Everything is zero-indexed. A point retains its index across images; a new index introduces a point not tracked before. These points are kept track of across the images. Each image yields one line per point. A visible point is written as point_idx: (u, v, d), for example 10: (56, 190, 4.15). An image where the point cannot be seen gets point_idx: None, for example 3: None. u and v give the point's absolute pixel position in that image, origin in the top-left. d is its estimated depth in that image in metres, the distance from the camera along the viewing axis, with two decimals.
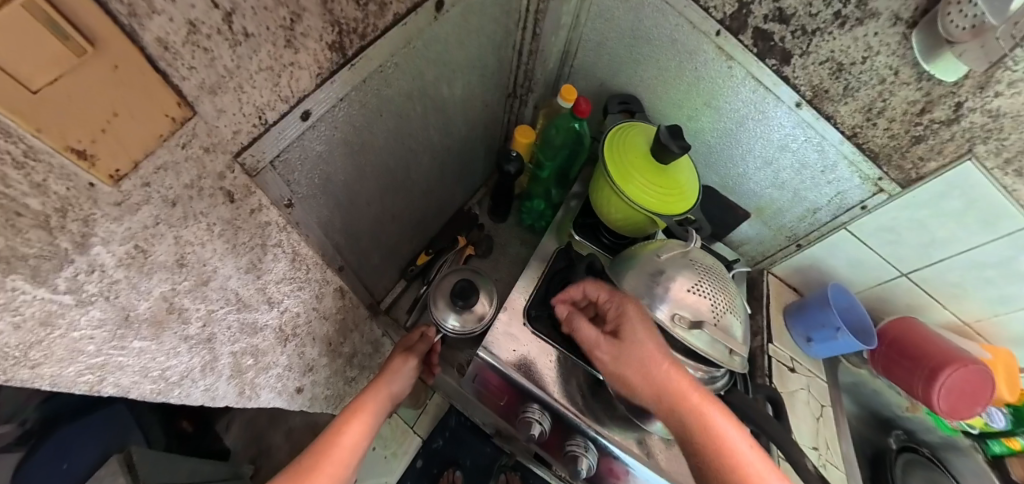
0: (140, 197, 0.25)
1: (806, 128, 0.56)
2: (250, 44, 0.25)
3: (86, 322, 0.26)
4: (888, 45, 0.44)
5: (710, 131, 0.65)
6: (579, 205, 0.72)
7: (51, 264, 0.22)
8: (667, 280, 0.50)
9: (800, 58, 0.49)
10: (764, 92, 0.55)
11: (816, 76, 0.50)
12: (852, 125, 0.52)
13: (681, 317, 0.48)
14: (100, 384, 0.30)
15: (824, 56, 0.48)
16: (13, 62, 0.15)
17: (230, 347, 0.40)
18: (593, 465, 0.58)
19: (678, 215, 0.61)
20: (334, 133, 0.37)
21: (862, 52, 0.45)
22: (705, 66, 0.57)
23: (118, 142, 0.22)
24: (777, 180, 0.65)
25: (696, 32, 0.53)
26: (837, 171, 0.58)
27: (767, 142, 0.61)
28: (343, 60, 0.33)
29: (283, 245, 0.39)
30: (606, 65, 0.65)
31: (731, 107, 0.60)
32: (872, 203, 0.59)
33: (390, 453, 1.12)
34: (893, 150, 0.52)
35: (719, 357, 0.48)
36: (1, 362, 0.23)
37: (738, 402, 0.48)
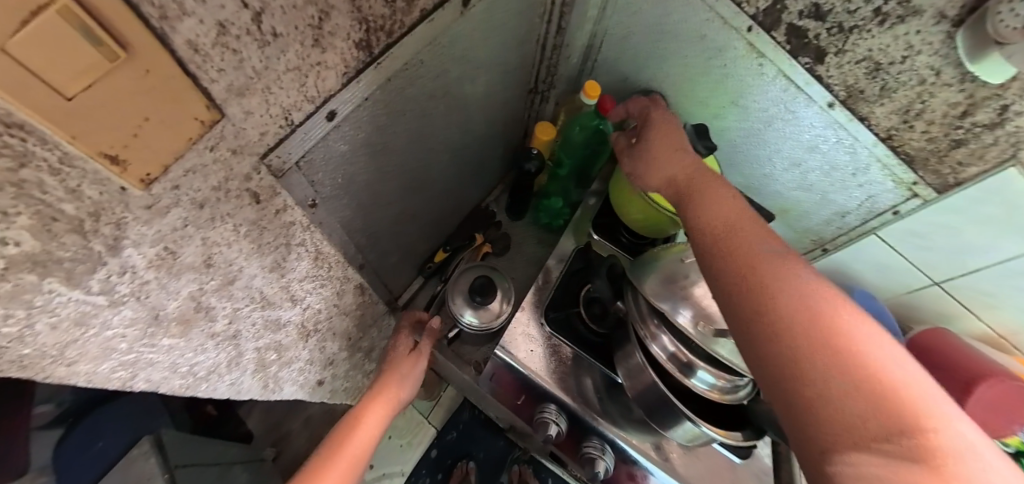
0: (169, 200, 0.25)
1: (836, 129, 0.53)
2: (278, 45, 0.24)
3: (118, 322, 0.27)
4: (930, 43, 0.40)
5: (736, 131, 0.63)
6: (597, 204, 0.71)
7: (84, 267, 0.23)
8: (690, 285, 0.48)
9: (836, 56, 0.46)
10: (795, 91, 0.52)
11: (851, 76, 0.47)
12: (887, 127, 0.49)
13: (705, 324, 0.46)
14: (131, 379, 0.31)
15: (861, 55, 0.44)
16: (45, 71, 0.15)
17: (255, 343, 0.41)
18: (611, 467, 0.58)
19: None
20: (357, 133, 0.37)
21: (902, 51, 0.42)
22: (735, 62, 0.54)
23: (147, 147, 0.21)
24: (803, 183, 0.63)
25: (727, 27, 0.50)
26: (869, 174, 0.56)
27: (795, 142, 0.58)
28: (369, 58, 0.32)
29: (306, 244, 0.39)
30: (629, 60, 0.63)
31: (759, 107, 0.57)
32: (904, 208, 0.57)
33: (404, 444, 1.15)
34: (930, 153, 0.49)
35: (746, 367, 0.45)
36: (39, 360, 0.25)
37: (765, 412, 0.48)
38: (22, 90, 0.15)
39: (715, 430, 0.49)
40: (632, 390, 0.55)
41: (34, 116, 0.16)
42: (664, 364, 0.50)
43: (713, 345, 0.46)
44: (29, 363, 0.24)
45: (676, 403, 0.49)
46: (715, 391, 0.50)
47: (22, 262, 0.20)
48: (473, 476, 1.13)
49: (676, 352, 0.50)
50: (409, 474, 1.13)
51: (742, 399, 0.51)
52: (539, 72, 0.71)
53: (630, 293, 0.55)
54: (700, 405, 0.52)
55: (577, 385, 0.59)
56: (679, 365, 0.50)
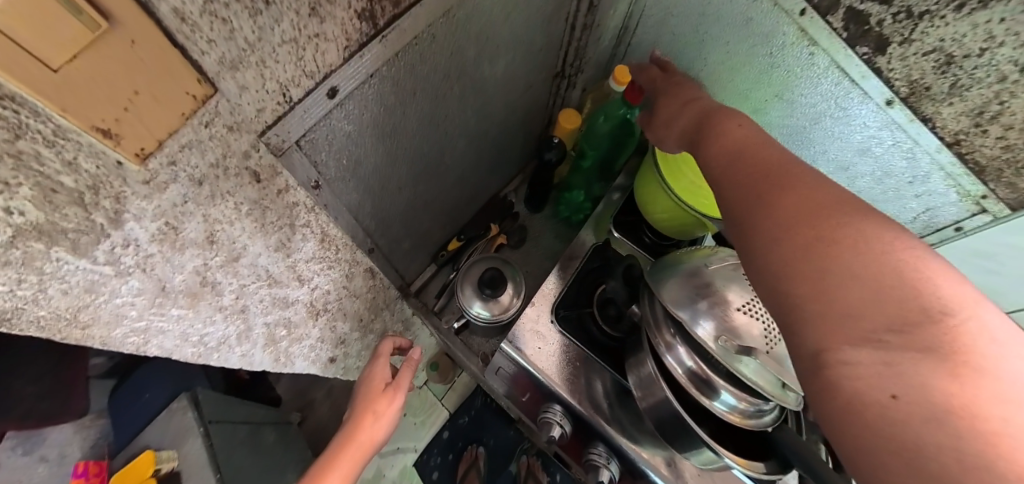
0: (167, 177, 0.25)
1: (894, 130, 0.48)
2: (271, 13, 0.23)
3: (128, 291, 0.28)
4: (1017, 34, 0.33)
5: (778, 126, 0.58)
6: (620, 199, 0.67)
7: (89, 239, 0.24)
8: (713, 294, 0.45)
9: (900, 47, 0.39)
10: (849, 85, 0.46)
11: (916, 69, 0.40)
12: (954, 130, 0.44)
13: (728, 340, 0.43)
14: (145, 345, 0.33)
15: (930, 46, 0.38)
16: (30, 42, 0.15)
17: (264, 318, 0.42)
18: (615, 476, 0.56)
19: None
20: (364, 112, 0.36)
21: (981, 43, 0.35)
22: (784, 50, 0.48)
23: (140, 122, 0.22)
24: (851, 188, 0.60)
25: (775, 10, 0.44)
26: (929, 183, 0.52)
27: (843, 143, 0.54)
28: (374, 30, 0.30)
29: (311, 226, 0.39)
30: (667, 43, 0.59)
31: (806, 101, 0.52)
32: (968, 224, 0.55)
33: (419, 422, 1.19)
34: (1004, 163, 0.44)
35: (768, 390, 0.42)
36: (56, 322, 0.26)
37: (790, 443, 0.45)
38: (10, 62, 0.15)
39: (733, 458, 0.46)
40: (645, 406, 0.52)
41: (22, 87, 0.16)
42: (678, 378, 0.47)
43: (734, 364, 0.43)
44: (47, 324, 0.26)
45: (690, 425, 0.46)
46: (735, 414, 0.47)
47: (28, 231, 0.21)
48: (481, 462, 1.15)
49: (695, 368, 0.47)
50: (422, 451, 1.17)
51: (766, 424, 0.47)
52: (566, 54, 0.66)
53: (645, 296, 0.52)
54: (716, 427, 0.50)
55: (584, 388, 0.57)
56: (695, 381, 0.47)
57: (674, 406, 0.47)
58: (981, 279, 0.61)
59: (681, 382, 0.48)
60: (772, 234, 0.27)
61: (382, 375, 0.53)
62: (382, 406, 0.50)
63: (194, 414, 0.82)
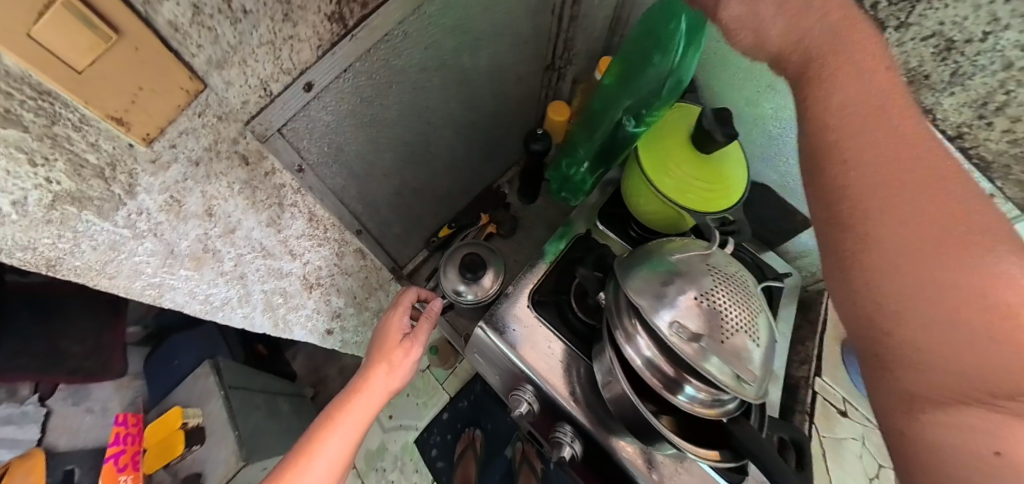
0: (169, 157, 0.31)
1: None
2: (249, 20, 0.28)
3: (143, 251, 0.35)
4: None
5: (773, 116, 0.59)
6: (613, 191, 0.70)
7: (110, 205, 0.30)
8: (677, 283, 0.46)
9: (895, 33, 0.35)
10: None
11: (913, 56, 0.35)
12: (957, 123, 0.37)
13: (683, 328, 0.43)
14: (161, 297, 0.40)
15: (929, 30, 0.33)
16: (56, 49, 0.21)
17: (261, 285, 0.48)
18: (578, 454, 0.58)
19: (714, 213, 0.56)
20: (341, 103, 0.41)
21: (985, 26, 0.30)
22: None
23: (145, 111, 0.27)
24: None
25: None
26: None
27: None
28: (344, 30, 0.35)
29: (300, 206, 0.45)
30: None
31: None
32: None
33: (421, 402, 1.25)
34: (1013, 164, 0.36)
35: (729, 384, 0.42)
36: (89, 271, 0.33)
37: (745, 437, 0.45)
38: (43, 63, 0.21)
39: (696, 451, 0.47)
40: (612, 399, 0.53)
41: (50, 80, 0.22)
42: (639, 371, 0.48)
43: (699, 360, 0.42)
44: (82, 272, 0.33)
45: (650, 418, 0.47)
46: (698, 404, 0.47)
47: (63, 196, 0.28)
48: (479, 444, 1.20)
49: (656, 362, 0.47)
50: (423, 430, 1.23)
51: (726, 413, 0.47)
52: (555, 46, 0.68)
53: (610, 284, 0.53)
54: (681, 419, 0.51)
55: (557, 372, 0.59)
56: (664, 380, 0.47)
57: (630, 397, 0.48)
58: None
59: (642, 374, 0.48)
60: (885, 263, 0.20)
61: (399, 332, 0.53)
62: (397, 361, 0.51)
63: (215, 379, 0.91)
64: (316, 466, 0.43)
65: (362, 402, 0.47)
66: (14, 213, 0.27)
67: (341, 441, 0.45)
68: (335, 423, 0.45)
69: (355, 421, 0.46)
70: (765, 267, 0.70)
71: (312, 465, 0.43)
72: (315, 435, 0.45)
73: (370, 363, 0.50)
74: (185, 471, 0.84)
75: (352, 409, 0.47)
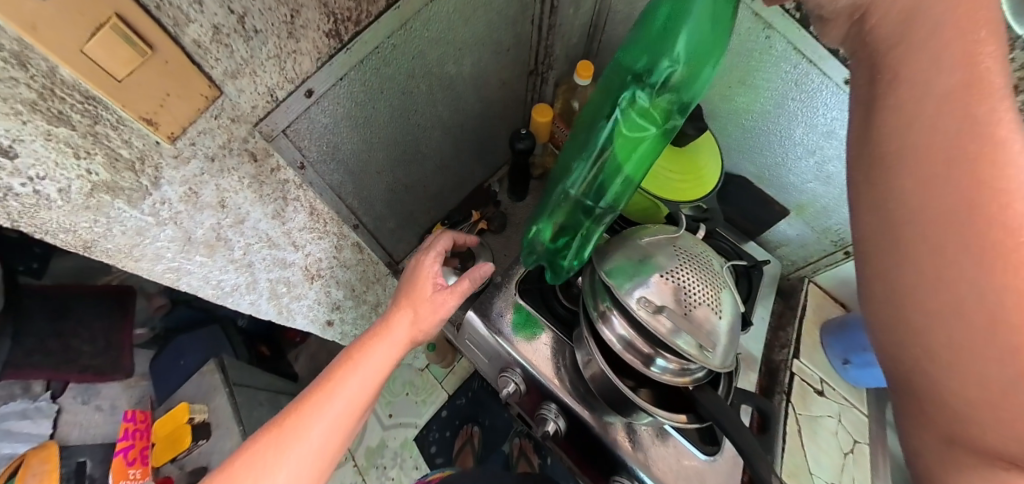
0: (189, 153, 0.36)
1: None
2: (259, 38, 0.33)
3: (164, 237, 0.40)
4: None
5: (745, 111, 0.64)
6: None
7: (138, 195, 0.35)
8: (646, 264, 0.50)
9: None
10: (807, 66, 0.52)
11: None
12: None
13: (649, 301, 0.47)
14: (178, 280, 0.45)
15: None
16: (101, 60, 0.26)
17: (267, 274, 0.53)
18: (561, 429, 0.62)
19: (691, 201, 0.62)
20: (337, 107, 0.46)
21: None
22: (748, 37, 0.54)
23: (171, 114, 0.32)
24: (821, 173, 0.63)
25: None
26: None
27: (809, 128, 0.59)
28: (339, 45, 0.40)
29: (301, 200, 0.50)
30: None
31: (768, 86, 0.58)
32: None
33: (421, 400, 1.28)
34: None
35: (693, 352, 0.45)
36: (119, 254, 0.38)
37: (710, 404, 0.48)
38: (91, 73, 0.26)
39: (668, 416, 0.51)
40: (591, 377, 0.57)
41: (95, 86, 0.27)
42: (618, 349, 0.50)
43: (668, 334, 0.45)
44: (112, 255, 0.38)
45: (625, 390, 0.50)
46: (669, 374, 0.50)
47: (100, 186, 0.33)
48: (476, 440, 1.24)
49: (631, 340, 0.50)
50: (422, 428, 1.26)
51: (695, 380, 0.50)
52: (536, 54, 0.73)
53: (587, 267, 0.57)
54: (657, 394, 0.54)
55: (544, 354, 0.63)
56: (638, 355, 0.50)
57: (607, 372, 0.52)
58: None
59: (620, 352, 0.51)
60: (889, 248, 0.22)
61: (427, 285, 0.51)
62: (422, 312, 0.50)
63: (220, 376, 0.94)
64: (334, 404, 0.42)
65: (383, 348, 0.46)
66: (59, 199, 0.32)
67: (361, 378, 0.44)
68: (355, 365, 0.44)
69: (375, 366, 0.45)
70: (745, 254, 0.72)
71: (330, 403, 0.42)
72: (333, 375, 0.44)
73: (394, 311, 0.49)
74: (192, 464, 0.87)
75: (373, 354, 0.46)
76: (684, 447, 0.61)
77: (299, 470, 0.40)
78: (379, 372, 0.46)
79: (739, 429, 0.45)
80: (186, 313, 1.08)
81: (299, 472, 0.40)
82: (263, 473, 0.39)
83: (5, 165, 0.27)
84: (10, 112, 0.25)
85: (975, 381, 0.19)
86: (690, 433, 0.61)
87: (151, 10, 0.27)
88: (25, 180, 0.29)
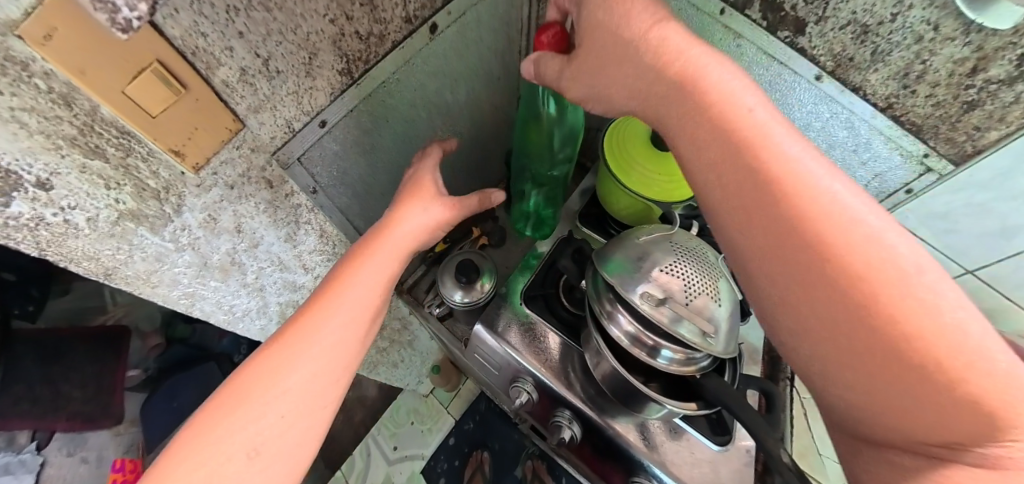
0: (211, 182, 0.38)
1: (828, 102, 0.55)
2: (281, 77, 0.37)
3: (182, 262, 0.42)
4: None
5: None
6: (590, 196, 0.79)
7: (161, 222, 0.37)
8: (645, 261, 0.53)
9: (819, 23, 0.48)
10: (780, 66, 0.55)
11: (840, 40, 0.47)
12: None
13: (651, 295, 0.49)
14: (192, 305, 0.48)
15: (849, 17, 0.45)
16: (138, 98, 0.28)
17: (277, 297, 0.57)
18: (577, 435, 0.65)
19: (682, 200, 0.65)
20: (346, 135, 0.49)
21: (892, 9, 0.41)
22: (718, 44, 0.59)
23: (197, 145, 0.34)
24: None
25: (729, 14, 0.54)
26: (873, 148, 0.58)
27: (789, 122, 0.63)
28: (351, 80, 0.44)
29: (311, 223, 0.53)
30: None
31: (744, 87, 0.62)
32: (917, 186, 0.59)
33: (426, 428, 1.26)
34: (940, 120, 0.48)
35: (697, 341, 0.48)
36: (138, 280, 0.41)
37: (715, 387, 0.50)
38: (130, 111, 0.28)
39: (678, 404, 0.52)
40: (600, 376, 0.59)
41: (131, 121, 0.29)
42: (625, 345, 0.53)
43: (671, 324, 0.48)
44: (132, 281, 0.40)
45: (636, 382, 0.52)
46: (676, 364, 0.52)
47: (126, 214, 0.35)
48: (487, 465, 1.20)
49: (638, 335, 0.52)
50: (428, 458, 1.23)
51: (699, 369, 0.52)
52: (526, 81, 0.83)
53: (589, 272, 0.59)
54: (665, 384, 0.57)
55: (552, 359, 0.65)
56: (643, 347, 0.52)
57: (618, 370, 0.54)
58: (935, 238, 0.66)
59: (629, 346, 0.53)
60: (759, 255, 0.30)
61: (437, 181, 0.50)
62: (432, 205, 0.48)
63: None
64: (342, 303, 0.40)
65: (392, 242, 0.44)
66: (87, 228, 0.33)
67: (346, 304, 0.40)
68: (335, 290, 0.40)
69: (385, 260, 0.43)
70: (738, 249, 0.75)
71: (336, 306, 0.40)
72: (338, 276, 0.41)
73: (401, 205, 0.46)
74: None
75: (367, 264, 0.42)
76: (696, 439, 0.63)
77: (319, 365, 0.39)
78: (391, 267, 0.44)
79: (743, 406, 0.49)
80: (177, 353, 1.02)
81: (321, 367, 0.39)
82: (279, 369, 0.37)
83: (41, 196, 0.29)
84: (51, 147, 0.27)
85: (868, 355, 0.25)
86: (700, 424, 0.64)
87: (188, 56, 0.29)
88: (57, 210, 0.31)
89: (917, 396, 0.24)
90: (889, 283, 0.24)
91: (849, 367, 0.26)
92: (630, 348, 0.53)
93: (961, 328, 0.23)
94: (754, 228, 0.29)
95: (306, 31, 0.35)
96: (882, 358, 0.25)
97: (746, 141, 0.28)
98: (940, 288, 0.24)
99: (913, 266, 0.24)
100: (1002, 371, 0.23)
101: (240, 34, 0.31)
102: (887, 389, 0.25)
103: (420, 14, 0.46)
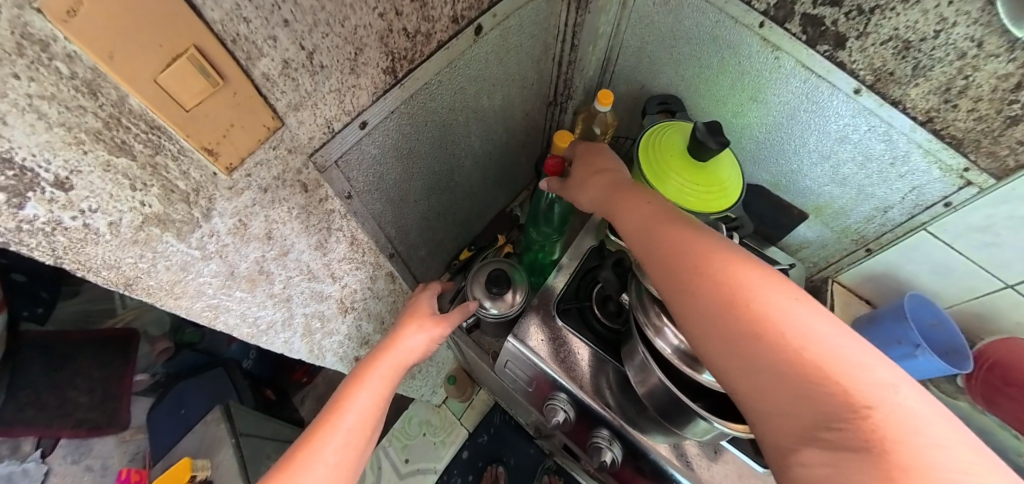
0: (243, 184, 0.35)
1: (867, 116, 0.52)
2: (324, 73, 0.34)
3: (208, 271, 0.39)
4: (966, 14, 0.37)
5: (758, 125, 0.65)
6: None
7: (188, 227, 0.34)
8: None
9: (858, 40, 0.46)
10: (817, 80, 0.53)
11: (878, 58, 0.46)
12: None
13: None
14: (215, 318, 0.44)
15: (887, 35, 0.43)
16: (173, 92, 0.25)
17: (303, 309, 0.54)
18: (618, 458, 0.61)
19: (720, 211, 0.60)
20: (385, 138, 0.47)
21: (934, 26, 0.40)
22: (753, 57, 0.57)
23: (231, 144, 0.31)
24: (836, 175, 0.63)
25: (760, 41, 0.54)
26: (911, 162, 0.53)
27: (822, 135, 0.59)
28: (394, 80, 0.41)
29: (343, 230, 0.50)
30: (645, 66, 0.70)
31: (779, 100, 0.59)
32: (957, 198, 0.53)
33: (438, 441, 1.21)
34: (983, 134, 0.45)
35: None
36: (161, 291, 0.37)
37: None
38: (160, 105, 0.25)
39: (730, 425, 0.48)
40: (645, 392, 0.55)
41: (162, 116, 0.25)
42: (670, 360, 0.49)
43: None
44: (153, 293, 0.37)
45: (685, 400, 0.48)
46: None
47: (152, 218, 0.31)
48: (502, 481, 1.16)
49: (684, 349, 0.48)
50: (441, 472, 1.19)
51: None
52: (556, 87, 0.80)
53: (633, 285, 0.54)
54: (714, 401, 0.51)
55: (583, 373, 0.62)
56: (690, 362, 0.48)
57: (666, 384, 0.50)
58: (978, 252, 0.57)
59: (673, 362, 0.49)
60: (675, 302, 0.34)
61: (428, 306, 0.57)
62: (425, 324, 0.54)
63: (226, 426, 0.86)
64: (348, 416, 0.40)
65: (393, 357, 0.48)
66: (108, 234, 0.29)
67: (356, 414, 0.41)
68: (345, 409, 0.41)
69: (382, 379, 0.46)
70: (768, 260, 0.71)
71: (342, 418, 0.40)
72: (346, 391, 0.43)
73: (400, 328, 0.52)
74: None
75: (367, 383, 0.44)
76: (739, 460, 0.60)
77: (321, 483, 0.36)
78: (389, 382, 0.46)
79: None
80: (191, 359, 1.04)
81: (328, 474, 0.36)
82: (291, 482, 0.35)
83: (60, 198, 0.25)
84: (72, 142, 0.23)
85: (758, 365, 0.28)
86: (744, 445, 0.60)
87: (227, 44, 0.26)
88: (75, 214, 0.26)
89: (794, 379, 0.26)
90: (748, 288, 0.30)
91: (763, 396, 0.28)
92: (675, 364, 0.49)
93: (806, 315, 0.28)
94: (660, 272, 0.36)
95: (354, 24, 0.32)
96: (756, 345, 0.28)
97: (654, 214, 0.41)
98: (783, 293, 0.30)
99: (756, 274, 0.31)
100: (843, 346, 0.26)
101: (285, 22, 0.28)
102: (774, 380, 0.27)
103: (467, 14, 0.43)
